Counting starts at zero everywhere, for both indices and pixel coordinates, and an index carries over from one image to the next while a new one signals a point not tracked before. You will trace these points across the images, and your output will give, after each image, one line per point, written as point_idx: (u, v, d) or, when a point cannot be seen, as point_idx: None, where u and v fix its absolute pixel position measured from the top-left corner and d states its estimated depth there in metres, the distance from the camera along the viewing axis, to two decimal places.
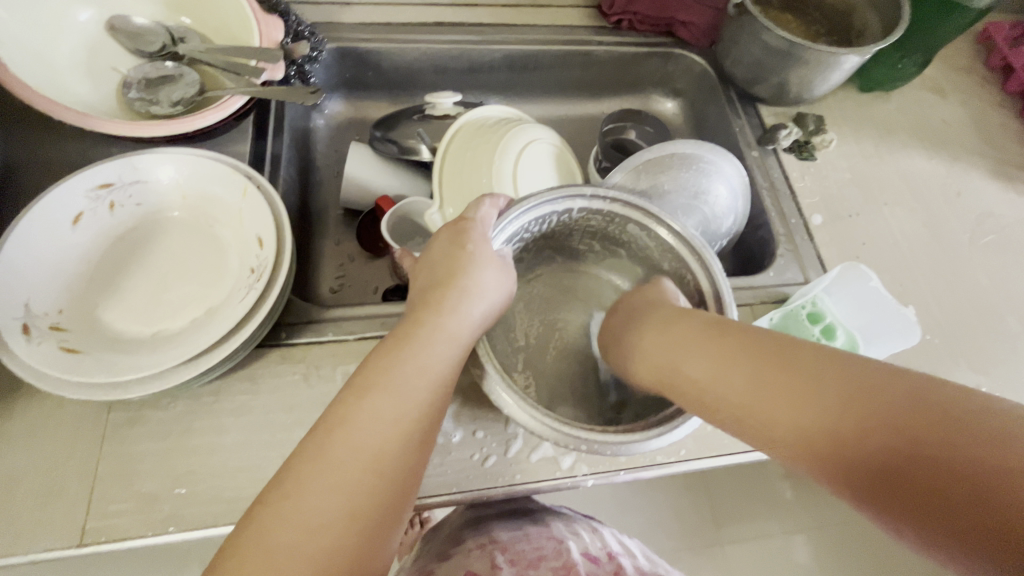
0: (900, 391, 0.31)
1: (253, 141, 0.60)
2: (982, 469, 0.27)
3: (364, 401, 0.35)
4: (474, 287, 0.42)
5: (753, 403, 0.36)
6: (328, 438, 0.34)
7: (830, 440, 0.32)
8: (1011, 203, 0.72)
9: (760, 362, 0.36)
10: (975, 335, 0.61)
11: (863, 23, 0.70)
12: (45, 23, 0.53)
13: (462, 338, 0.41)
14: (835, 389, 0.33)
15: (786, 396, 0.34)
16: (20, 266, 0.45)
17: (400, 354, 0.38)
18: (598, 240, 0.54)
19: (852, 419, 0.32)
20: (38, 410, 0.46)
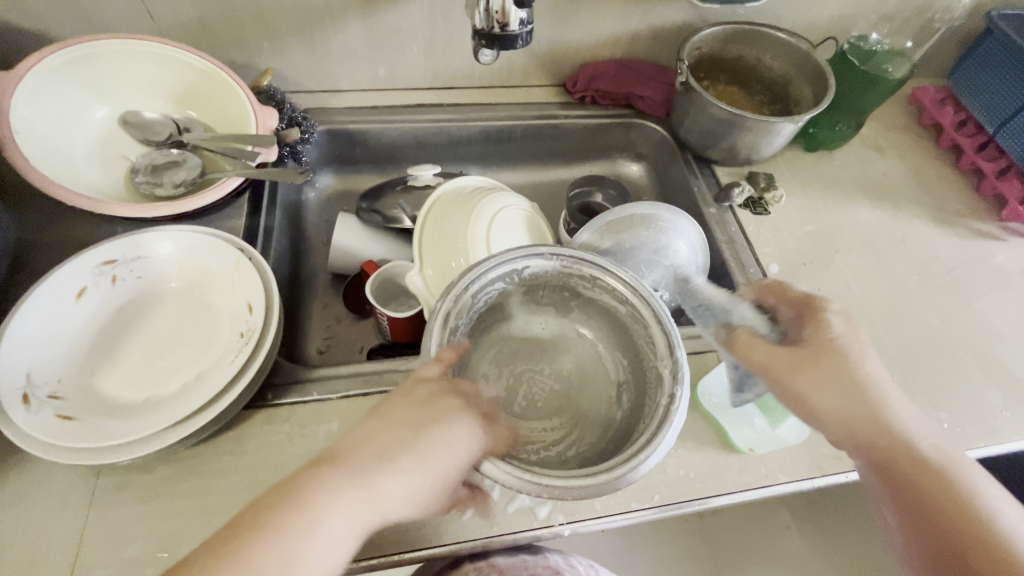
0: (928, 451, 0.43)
1: (248, 216, 0.66)
2: (962, 508, 0.40)
3: (317, 497, 0.39)
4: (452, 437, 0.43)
5: (857, 410, 0.44)
6: (268, 516, 0.38)
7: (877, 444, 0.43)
8: (954, 247, 0.77)
9: (869, 396, 0.44)
10: (932, 373, 0.64)
11: (798, 94, 0.79)
12: (66, 120, 0.60)
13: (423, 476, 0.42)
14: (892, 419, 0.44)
15: (864, 410, 0.44)
16: (23, 338, 0.48)
17: (358, 475, 0.41)
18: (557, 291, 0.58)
19: (893, 443, 0.43)
20: (27, 478, 0.48)
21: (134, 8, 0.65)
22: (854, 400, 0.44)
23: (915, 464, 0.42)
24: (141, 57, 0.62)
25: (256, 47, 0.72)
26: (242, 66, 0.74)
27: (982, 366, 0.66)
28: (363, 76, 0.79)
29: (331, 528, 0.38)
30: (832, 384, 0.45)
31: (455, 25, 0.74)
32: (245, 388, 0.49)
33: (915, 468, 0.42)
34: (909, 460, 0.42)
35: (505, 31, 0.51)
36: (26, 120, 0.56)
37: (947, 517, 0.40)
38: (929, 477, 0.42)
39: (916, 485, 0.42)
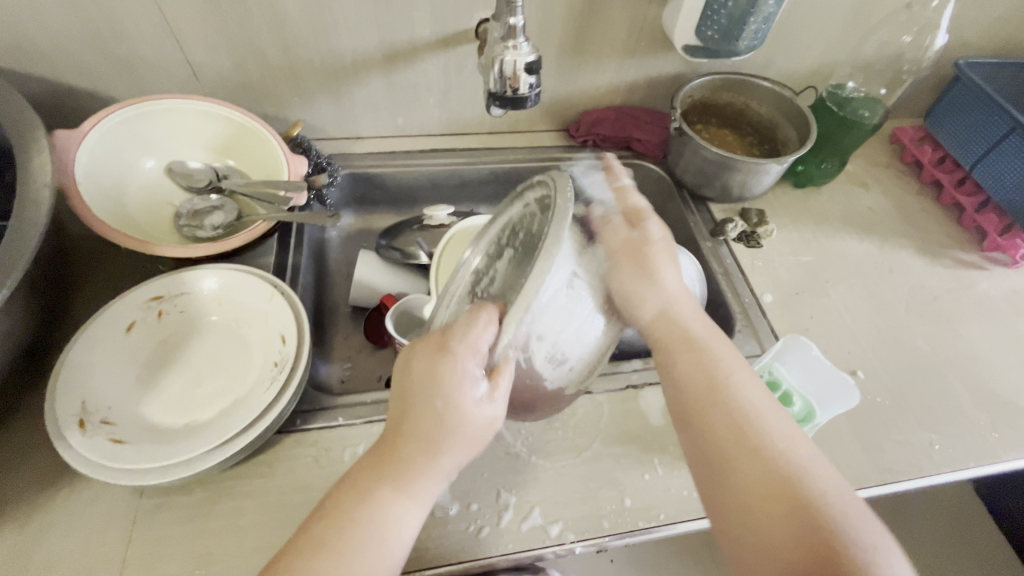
0: (753, 428, 0.47)
1: (277, 254, 0.72)
2: (793, 489, 0.43)
3: (377, 484, 0.44)
4: (467, 396, 0.42)
5: (691, 383, 0.50)
6: (344, 513, 0.44)
7: (712, 420, 0.48)
8: (939, 275, 0.82)
9: (693, 369, 0.51)
10: (922, 396, 0.68)
11: (785, 136, 0.85)
12: (119, 170, 0.67)
13: (466, 432, 0.43)
14: (723, 401, 0.49)
15: (693, 390, 0.50)
16: (80, 367, 0.53)
17: (398, 479, 0.44)
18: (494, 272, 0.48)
19: (720, 422, 0.48)
20: (75, 499, 0.52)
21: (182, 70, 0.73)
22: (691, 375, 0.51)
23: (705, 366, 0.51)
24: (188, 113, 0.69)
25: (287, 101, 0.79)
26: (274, 118, 0.81)
27: (970, 390, 0.69)
28: (382, 125, 0.86)
29: (395, 526, 0.43)
30: (682, 361, 0.52)
31: (467, 78, 0.81)
32: (277, 415, 0.53)
33: (704, 369, 0.51)
34: (734, 434, 0.47)
35: (516, 94, 0.57)
36: (87, 172, 0.63)
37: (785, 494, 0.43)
38: (719, 383, 0.50)
39: (698, 383, 0.50)
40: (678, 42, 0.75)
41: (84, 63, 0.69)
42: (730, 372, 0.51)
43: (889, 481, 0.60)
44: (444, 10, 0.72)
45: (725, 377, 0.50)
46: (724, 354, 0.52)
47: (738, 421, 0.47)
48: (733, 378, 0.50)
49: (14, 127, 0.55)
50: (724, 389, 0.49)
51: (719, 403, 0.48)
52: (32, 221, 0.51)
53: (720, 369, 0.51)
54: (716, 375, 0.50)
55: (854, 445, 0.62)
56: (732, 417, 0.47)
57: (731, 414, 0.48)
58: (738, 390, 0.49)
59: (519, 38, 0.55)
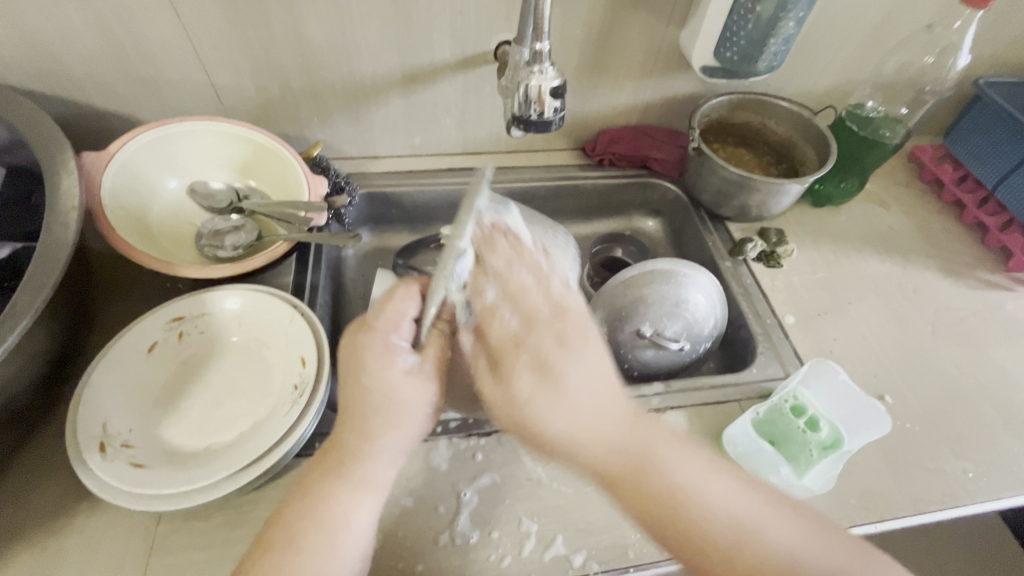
0: (717, 544, 0.44)
1: (296, 273, 0.72)
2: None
3: (322, 479, 0.45)
4: (387, 367, 0.47)
5: (642, 506, 0.45)
6: (294, 515, 0.43)
7: (680, 544, 0.44)
8: (964, 297, 0.80)
9: (641, 493, 0.46)
10: (953, 423, 0.66)
11: (803, 156, 0.85)
12: (145, 191, 0.68)
13: (397, 400, 0.46)
14: (681, 531, 0.44)
15: (646, 518, 0.46)
16: (101, 388, 0.53)
17: (339, 468, 0.45)
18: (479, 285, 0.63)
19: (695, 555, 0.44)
20: (93, 523, 0.51)
21: (206, 93, 0.74)
22: (643, 492, 0.46)
23: (651, 484, 0.45)
24: (211, 135, 0.70)
25: (307, 121, 0.80)
26: (294, 138, 0.82)
27: (1003, 417, 0.67)
28: (400, 145, 0.87)
29: (347, 520, 0.43)
30: (640, 488, 0.45)
31: (485, 100, 0.82)
32: (298, 440, 0.52)
33: (649, 499, 0.45)
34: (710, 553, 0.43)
35: (540, 117, 0.58)
36: (112, 193, 0.63)
37: None
38: (671, 498, 0.45)
39: (645, 509, 0.45)
40: (696, 63, 0.76)
41: (112, 85, 0.70)
42: (696, 489, 0.46)
43: (923, 511, 0.58)
44: (464, 33, 0.73)
45: (685, 501, 0.45)
46: (663, 457, 0.47)
47: (717, 550, 0.43)
48: (700, 491, 0.46)
49: (43, 149, 0.55)
50: (676, 514, 0.45)
51: (676, 527, 0.45)
52: (59, 243, 0.51)
53: (693, 514, 0.45)
54: (681, 499, 0.45)
55: (885, 474, 0.61)
56: (689, 542, 0.44)
57: (705, 538, 0.44)
58: (692, 500, 0.45)
59: (545, 63, 0.56)
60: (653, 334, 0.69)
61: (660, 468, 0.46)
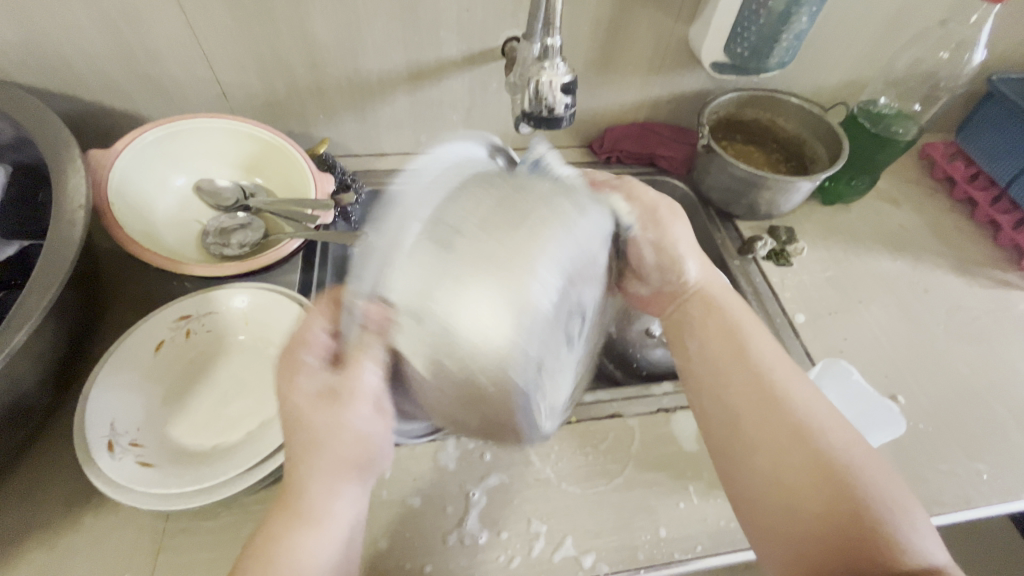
0: (778, 411, 0.46)
1: (302, 271, 0.72)
2: (825, 475, 0.42)
3: (276, 523, 0.41)
4: (298, 399, 0.44)
5: (719, 354, 0.51)
6: (252, 566, 0.39)
7: (744, 392, 0.48)
8: (976, 295, 0.79)
9: (717, 345, 0.51)
10: (966, 423, 0.65)
11: (814, 153, 0.84)
12: (152, 189, 0.68)
13: (320, 430, 0.43)
14: (750, 386, 0.48)
15: (718, 367, 0.50)
16: (110, 386, 0.53)
17: (292, 508, 0.41)
18: (445, 283, 0.35)
19: (750, 407, 0.47)
20: (100, 522, 0.51)
21: (211, 89, 0.73)
22: (723, 348, 0.51)
23: (734, 346, 0.50)
24: (217, 133, 0.70)
25: (313, 118, 0.80)
26: (299, 135, 0.82)
27: (1017, 417, 0.66)
28: (406, 142, 0.86)
29: (308, 563, 0.40)
30: (721, 344, 0.51)
31: (492, 95, 0.81)
32: None
33: (722, 339, 0.51)
34: (765, 419, 0.46)
35: (550, 114, 0.57)
36: (119, 191, 0.63)
37: (826, 488, 0.42)
38: (746, 361, 0.49)
39: (723, 360, 0.50)
40: (706, 59, 0.75)
41: (118, 82, 0.70)
42: (773, 365, 0.49)
43: (934, 513, 0.58)
44: (471, 28, 0.72)
45: (758, 358, 0.49)
46: (755, 333, 0.51)
47: (772, 400, 0.47)
48: (764, 364, 0.49)
49: (49, 147, 0.55)
50: (746, 372, 0.49)
51: (744, 384, 0.48)
52: (67, 241, 0.51)
53: (765, 372, 0.48)
54: (754, 361, 0.49)
55: (897, 475, 0.60)
56: (751, 395, 0.47)
57: (757, 386, 0.48)
58: (774, 368, 0.49)
59: (555, 59, 0.55)
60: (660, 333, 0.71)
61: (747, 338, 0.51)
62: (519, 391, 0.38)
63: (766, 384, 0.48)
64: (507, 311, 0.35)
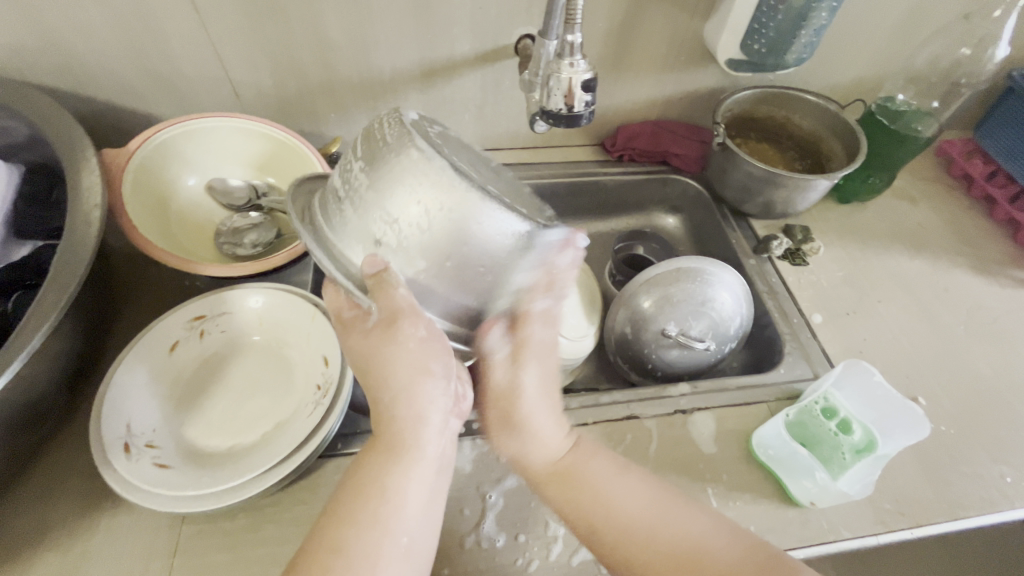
0: (648, 548, 0.45)
1: (315, 271, 0.71)
2: None
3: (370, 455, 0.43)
4: (375, 337, 0.46)
5: (574, 508, 0.49)
6: (351, 490, 0.41)
7: (609, 541, 0.46)
8: (997, 295, 0.78)
9: (570, 495, 0.49)
10: (989, 425, 0.64)
11: (829, 150, 0.83)
12: (165, 189, 0.67)
13: (406, 362, 0.44)
14: (615, 536, 0.46)
15: (582, 525, 0.48)
16: (126, 386, 0.53)
17: (385, 439, 0.43)
18: (374, 200, 0.42)
19: (632, 554, 0.45)
20: (118, 523, 0.51)
21: (223, 88, 0.73)
22: (576, 499, 0.49)
23: (580, 493, 0.49)
24: (229, 131, 0.69)
25: (324, 117, 0.79)
26: (311, 134, 0.81)
27: None
28: None
29: (401, 488, 0.42)
30: (575, 491, 0.49)
31: (504, 93, 0.81)
32: (323, 441, 0.51)
33: (579, 503, 0.48)
34: (643, 559, 0.45)
35: (569, 111, 0.57)
36: (133, 191, 0.63)
37: None
38: (597, 504, 0.48)
39: (577, 512, 0.48)
40: (722, 55, 0.74)
41: (131, 81, 0.70)
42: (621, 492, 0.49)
43: (959, 518, 0.57)
44: (484, 25, 0.71)
45: (606, 497, 0.48)
46: (591, 467, 0.50)
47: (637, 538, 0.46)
48: (614, 494, 0.49)
49: (64, 147, 0.55)
50: (603, 517, 0.47)
51: (605, 529, 0.47)
52: (82, 241, 0.50)
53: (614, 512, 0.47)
54: (599, 502, 0.48)
55: (920, 478, 0.59)
56: (619, 542, 0.46)
57: (619, 529, 0.46)
58: (623, 500, 0.48)
59: (576, 55, 0.55)
60: (678, 334, 0.68)
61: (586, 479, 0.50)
62: (491, 219, 0.42)
63: (626, 524, 0.46)
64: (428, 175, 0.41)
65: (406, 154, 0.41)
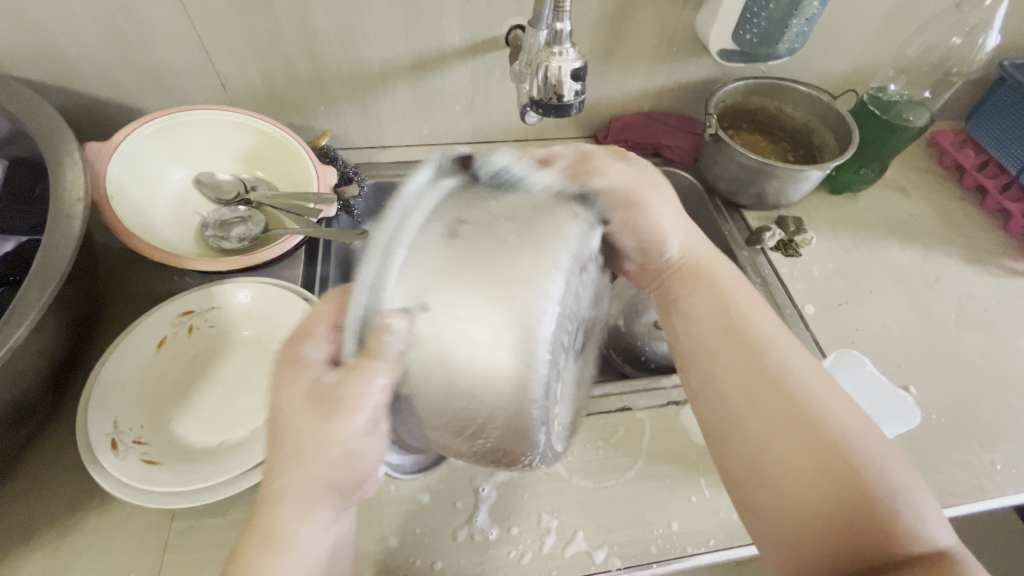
0: (783, 379, 0.42)
1: (305, 266, 0.70)
2: (842, 452, 0.39)
3: (256, 549, 0.36)
4: (296, 413, 0.37)
5: (705, 320, 0.47)
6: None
7: (742, 357, 0.44)
8: (987, 285, 0.78)
9: (706, 308, 0.47)
10: (979, 413, 0.65)
11: (822, 141, 0.83)
12: (152, 183, 0.67)
13: (325, 451, 0.37)
14: (748, 354, 0.44)
15: (715, 334, 0.46)
16: (113, 383, 0.52)
17: (278, 534, 0.36)
18: (458, 287, 0.34)
19: (759, 375, 0.43)
20: (106, 522, 0.50)
21: (210, 81, 0.72)
22: (712, 312, 0.47)
23: (722, 307, 0.47)
24: (216, 124, 0.69)
25: (313, 110, 0.78)
26: (301, 128, 0.80)
27: None
28: (408, 134, 0.85)
29: None
30: (708, 307, 0.48)
31: (496, 85, 0.80)
32: None
33: (720, 311, 0.47)
34: (772, 382, 0.42)
35: (560, 101, 0.56)
36: (118, 184, 0.62)
37: (849, 475, 0.38)
38: (737, 325, 0.46)
39: (710, 318, 0.47)
40: (714, 45, 0.74)
41: (116, 74, 0.69)
42: (773, 337, 0.45)
43: (948, 505, 0.57)
44: (475, 15, 0.71)
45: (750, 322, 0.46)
46: (743, 296, 0.48)
47: (794, 404, 0.41)
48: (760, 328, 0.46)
49: (46, 140, 0.54)
50: (740, 336, 0.45)
51: (739, 344, 0.45)
52: (65, 235, 0.49)
53: (762, 344, 0.44)
54: (744, 322, 0.46)
55: (910, 465, 0.59)
56: (747, 360, 0.44)
57: (757, 351, 0.44)
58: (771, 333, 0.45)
59: (565, 44, 0.54)
60: None
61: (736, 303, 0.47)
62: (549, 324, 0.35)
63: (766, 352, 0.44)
64: (523, 320, 0.34)
65: (545, 270, 0.35)
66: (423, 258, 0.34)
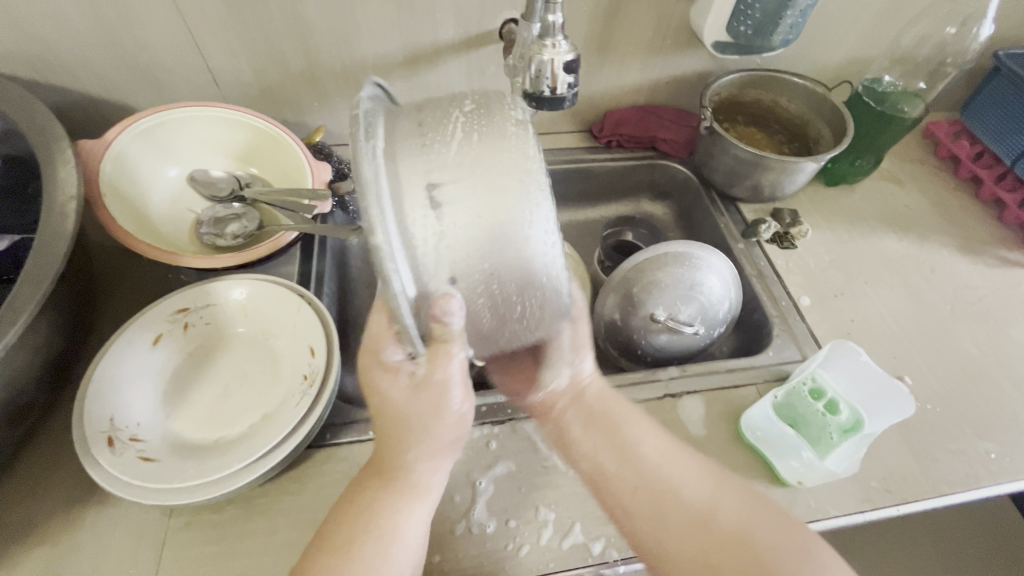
0: (678, 501, 0.44)
1: (301, 262, 0.70)
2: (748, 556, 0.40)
3: (380, 495, 0.45)
4: (399, 401, 0.46)
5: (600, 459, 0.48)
6: (351, 525, 0.43)
7: (633, 489, 0.45)
8: (982, 275, 0.78)
9: (596, 440, 0.49)
10: (974, 403, 0.65)
11: (817, 133, 0.83)
12: (145, 181, 0.66)
13: (433, 418, 0.45)
14: (637, 484, 0.46)
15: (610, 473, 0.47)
16: (114, 380, 0.52)
17: (396, 484, 0.45)
18: (464, 237, 0.36)
19: (655, 506, 0.44)
20: (104, 519, 0.50)
21: (203, 78, 0.72)
22: (602, 447, 0.49)
23: (615, 441, 0.48)
24: (209, 120, 0.68)
25: (307, 106, 0.78)
26: (295, 124, 0.80)
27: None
28: None
29: (400, 532, 0.43)
30: (598, 440, 0.49)
31: (490, 80, 0.80)
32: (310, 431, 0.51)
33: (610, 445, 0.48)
34: (669, 507, 0.44)
35: (553, 93, 0.56)
36: (111, 181, 0.62)
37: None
38: (627, 457, 0.47)
39: (604, 458, 0.48)
40: (708, 38, 0.74)
41: (107, 72, 0.68)
42: (659, 458, 0.47)
43: (942, 494, 0.57)
44: (469, 9, 0.70)
45: (636, 447, 0.48)
46: (626, 418, 0.50)
47: (717, 536, 0.42)
48: (643, 450, 0.48)
49: (38, 138, 0.53)
50: (630, 467, 0.47)
51: (630, 479, 0.46)
52: (58, 233, 0.49)
53: (652, 471, 0.46)
54: (630, 450, 0.48)
55: (905, 454, 0.60)
56: (642, 493, 0.45)
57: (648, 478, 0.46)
58: (654, 453, 0.47)
59: (558, 36, 0.54)
60: (667, 318, 0.68)
61: (619, 429, 0.49)
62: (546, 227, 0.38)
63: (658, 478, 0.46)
64: (527, 239, 0.37)
65: (530, 184, 0.37)
66: (413, 222, 0.35)
